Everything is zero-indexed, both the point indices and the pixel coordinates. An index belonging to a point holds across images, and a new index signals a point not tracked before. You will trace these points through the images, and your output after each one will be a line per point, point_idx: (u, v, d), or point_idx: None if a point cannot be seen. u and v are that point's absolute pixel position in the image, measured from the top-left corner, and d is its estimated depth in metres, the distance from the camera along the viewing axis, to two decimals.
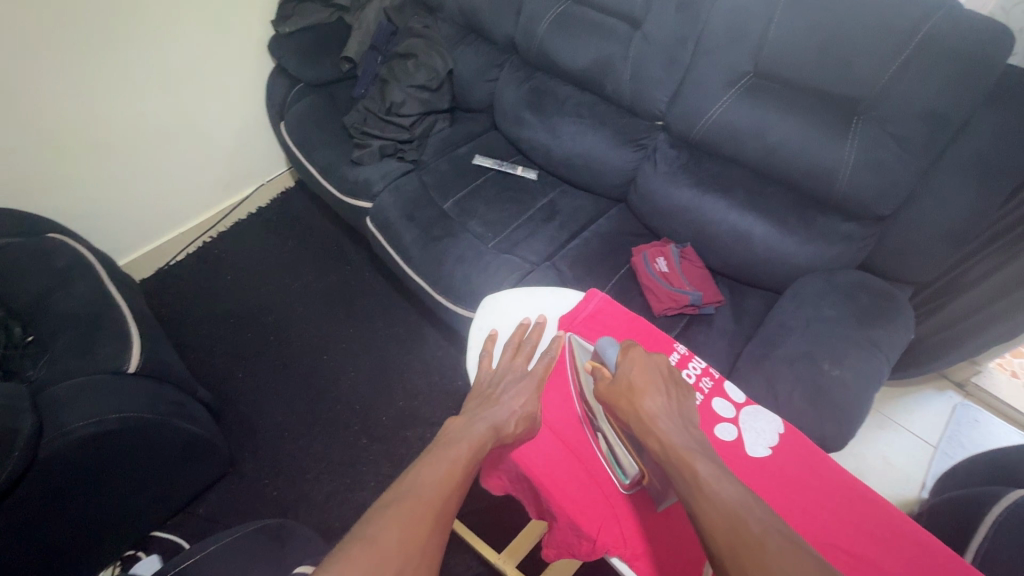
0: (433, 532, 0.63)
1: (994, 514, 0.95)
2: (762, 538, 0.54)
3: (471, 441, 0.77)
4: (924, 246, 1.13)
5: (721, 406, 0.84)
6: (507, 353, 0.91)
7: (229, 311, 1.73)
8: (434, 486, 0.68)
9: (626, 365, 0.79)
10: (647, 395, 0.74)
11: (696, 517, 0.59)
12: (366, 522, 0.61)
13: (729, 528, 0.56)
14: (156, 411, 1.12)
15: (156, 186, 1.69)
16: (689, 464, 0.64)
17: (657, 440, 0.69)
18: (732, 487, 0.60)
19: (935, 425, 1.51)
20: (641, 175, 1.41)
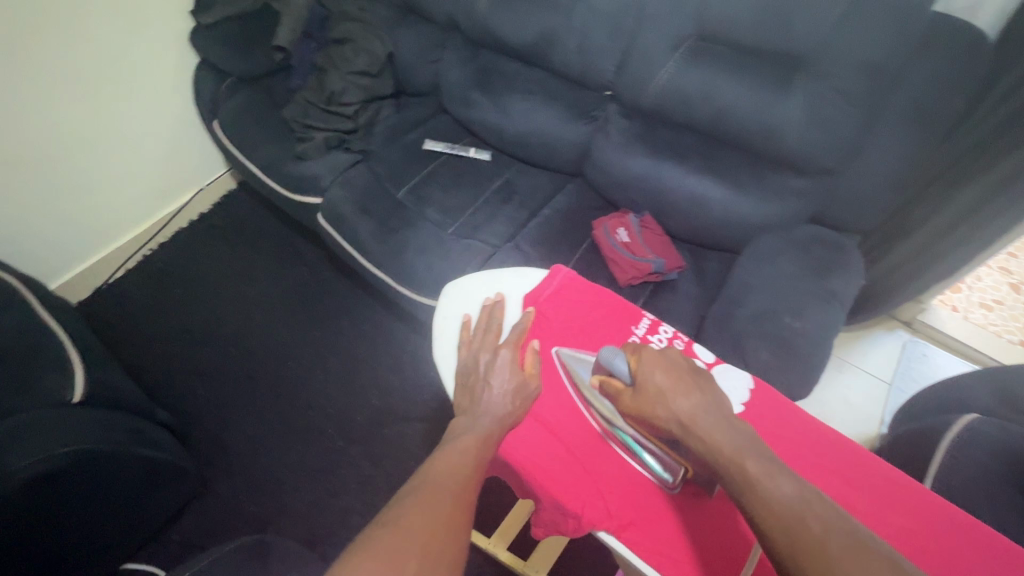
0: (456, 513, 0.62)
1: (946, 441, 1.02)
2: (822, 538, 0.52)
3: (478, 433, 0.74)
4: (870, 195, 1.17)
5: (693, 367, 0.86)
6: (477, 337, 0.89)
7: (181, 325, 1.63)
8: (449, 476, 0.67)
9: (643, 370, 0.72)
10: (678, 397, 0.68)
11: (752, 520, 0.57)
12: (390, 510, 0.61)
13: (789, 530, 0.54)
14: (112, 440, 1.06)
15: (84, 200, 1.57)
16: (737, 461, 0.60)
17: (702, 444, 0.64)
18: (788, 483, 0.58)
19: (888, 363, 1.60)
20: (595, 147, 1.40)
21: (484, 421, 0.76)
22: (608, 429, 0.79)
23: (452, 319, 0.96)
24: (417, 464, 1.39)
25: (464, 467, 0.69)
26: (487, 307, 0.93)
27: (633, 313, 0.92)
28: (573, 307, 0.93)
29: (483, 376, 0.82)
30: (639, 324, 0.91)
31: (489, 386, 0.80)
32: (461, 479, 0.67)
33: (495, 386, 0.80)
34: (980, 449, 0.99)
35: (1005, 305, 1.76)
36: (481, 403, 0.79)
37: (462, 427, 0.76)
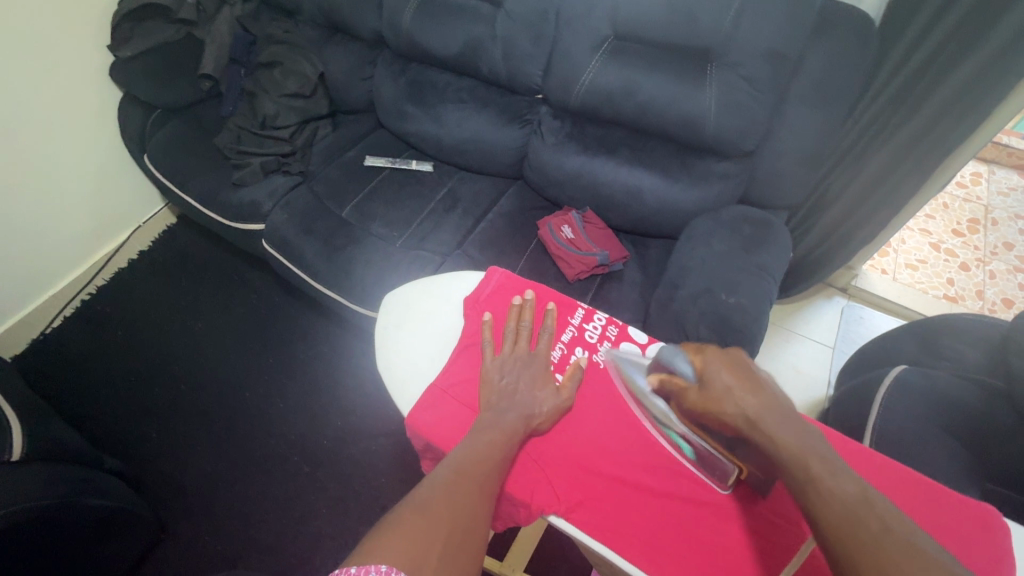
0: (481, 504, 0.63)
1: (880, 394, 1.09)
2: (882, 536, 0.50)
3: (503, 429, 0.73)
4: (790, 173, 1.24)
5: (628, 349, 0.88)
6: (505, 341, 0.86)
7: (128, 369, 1.57)
8: (477, 466, 0.67)
9: (710, 368, 0.68)
10: (747, 393, 0.64)
11: (813, 520, 0.54)
12: (419, 492, 0.61)
13: (849, 533, 0.51)
14: (58, 493, 1.01)
15: (10, 249, 1.50)
16: (801, 458, 0.57)
17: (767, 443, 0.60)
18: (853, 484, 0.54)
19: (830, 328, 1.70)
20: (532, 149, 1.43)
21: (512, 417, 0.75)
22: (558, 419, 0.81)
23: (397, 328, 0.96)
24: (386, 480, 1.38)
25: (480, 477, 0.66)
26: (515, 308, 0.90)
27: (569, 303, 0.94)
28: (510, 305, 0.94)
29: (497, 376, 0.81)
30: (575, 313, 0.93)
31: (516, 390, 0.79)
32: (477, 492, 0.64)
33: (524, 387, 0.80)
34: (909, 398, 1.06)
35: (929, 263, 1.89)
36: (508, 400, 0.78)
37: (487, 421, 0.75)
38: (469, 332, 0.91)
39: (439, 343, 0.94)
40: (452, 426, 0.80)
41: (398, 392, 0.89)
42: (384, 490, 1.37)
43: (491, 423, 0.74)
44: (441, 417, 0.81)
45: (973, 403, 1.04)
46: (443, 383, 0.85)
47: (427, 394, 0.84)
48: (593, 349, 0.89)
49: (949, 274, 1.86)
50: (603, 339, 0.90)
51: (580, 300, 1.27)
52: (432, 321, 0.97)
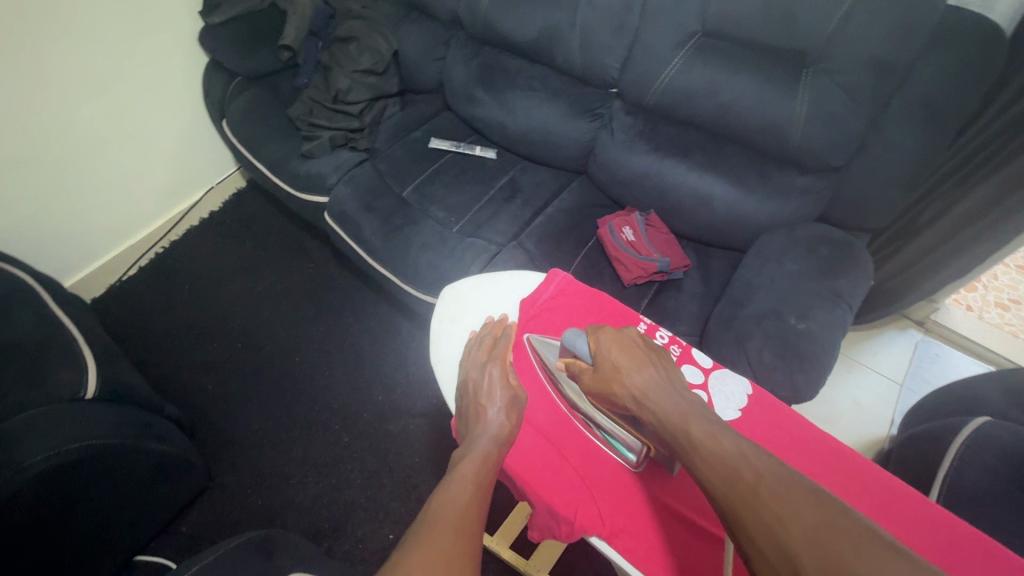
0: (470, 537, 0.60)
1: (956, 445, 1.00)
2: (754, 482, 0.55)
3: (477, 456, 0.73)
4: (879, 194, 1.15)
5: (690, 372, 0.85)
6: (472, 355, 0.89)
7: (192, 322, 1.66)
8: (460, 502, 0.65)
9: (602, 349, 0.79)
10: (633, 371, 0.74)
11: (701, 478, 0.60)
12: (408, 544, 0.57)
13: (726, 491, 0.56)
14: (121, 435, 1.08)
15: (97, 198, 1.60)
16: (683, 424, 0.65)
17: (654, 414, 0.69)
18: (729, 440, 0.61)
19: (899, 363, 1.59)
20: (599, 145, 1.39)
21: (483, 443, 0.75)
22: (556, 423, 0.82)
23: (451, 320, 0.97)
24: (420, 461, 1.41)
25: (462, 520, 0.62)
26: (486, 323, 0.94)
27: (629, 317, 0.93)
28: (570, 312, 0.94)
29: (474, 394, 0.83)
30: (634, 328, 0.91)
31: (483, 410, 0.80)
32: (465, 526, 0.61)
33: (491, 404, 0.80)
34: (989, 453, 0.97)
35: None
36: (478, 425, 0.78)
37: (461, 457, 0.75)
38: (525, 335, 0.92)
39: None
40: None
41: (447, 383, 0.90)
42: (417, 470, 1.39)
43: (466, 456, 0.74)
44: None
45: None
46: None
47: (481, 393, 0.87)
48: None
49: None
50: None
51: (634, 307, 1.23)
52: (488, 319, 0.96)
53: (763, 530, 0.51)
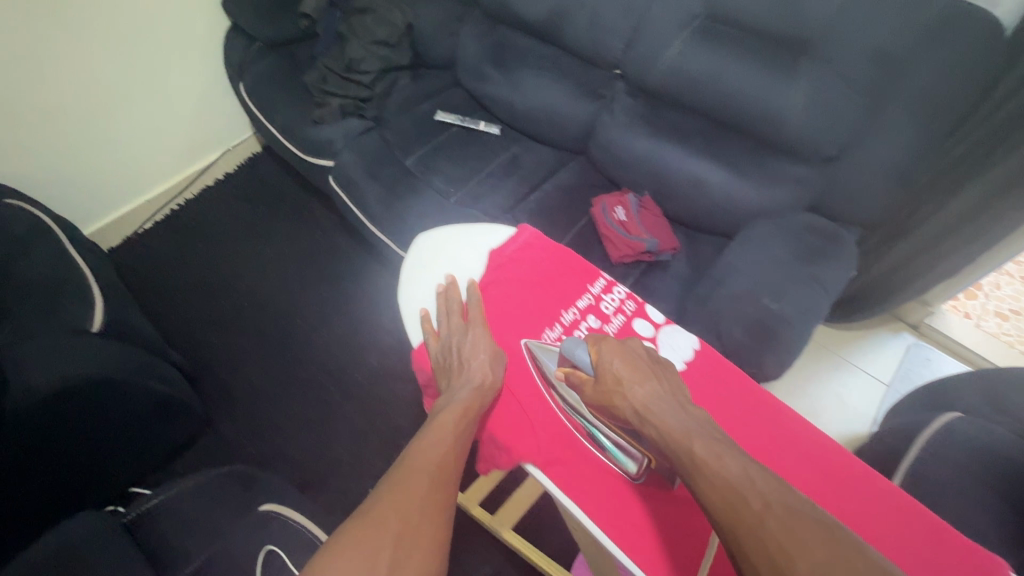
0: (438, 493, 0.65)
1: (924, 436, 1.00)
2: (759, 511, 0.55)
3: (459, 406, 0.78)
4: (871, 189, 1.15)
5: (640, 326, 0.94)
6: (444, 321, 0.93)
7: (200, 277, 1.73)
8: (434, 456, 0.70)
9: (603, 358, 0.79)
10: (635, 385, 0.75)
11: (702, 501, 0.60)
12: (377, 496, 0.63)
13: (727, 513, 0.57)
14: (123, 370, 1.12)
15: (117, 152, 1.67)
16: (686, 443, 0.66)
17: (656, 428, 0.70)
18: (733, 462, 0.61)
19: (889, 364, 1.59)
20: (600, 125, 1.41)
21: (464, 393, 0.81)
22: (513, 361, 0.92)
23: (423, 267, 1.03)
24: (406, 422, 1.46)
25: (424, 466, 0.68)
26: (439, 293, 0.97)
27: (590, 273, 1.00)
28: (534, 264, 1.00)
29: (453, 351, 0.88)
30: (594, 284, 0.99)
31: (461, 364, 0.86)
32: (434, 482, 0.66)
33: (470, 364, 0.85)
34: (957, 448, 0.98)
35: None
36: (456, 378, 0.84)
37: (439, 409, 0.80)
38: (492, 282, 0.98)
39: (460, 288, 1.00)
40: None
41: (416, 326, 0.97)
42: (402, 431, 1.45)
43: (445, 407, 0.80)
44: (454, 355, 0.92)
45: None
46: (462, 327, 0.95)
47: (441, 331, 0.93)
48: (605, 318, 0.95)
49: None
50: (618, 311, 0.96)
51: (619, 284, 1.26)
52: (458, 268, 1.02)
53: (767, 560, 0.52)
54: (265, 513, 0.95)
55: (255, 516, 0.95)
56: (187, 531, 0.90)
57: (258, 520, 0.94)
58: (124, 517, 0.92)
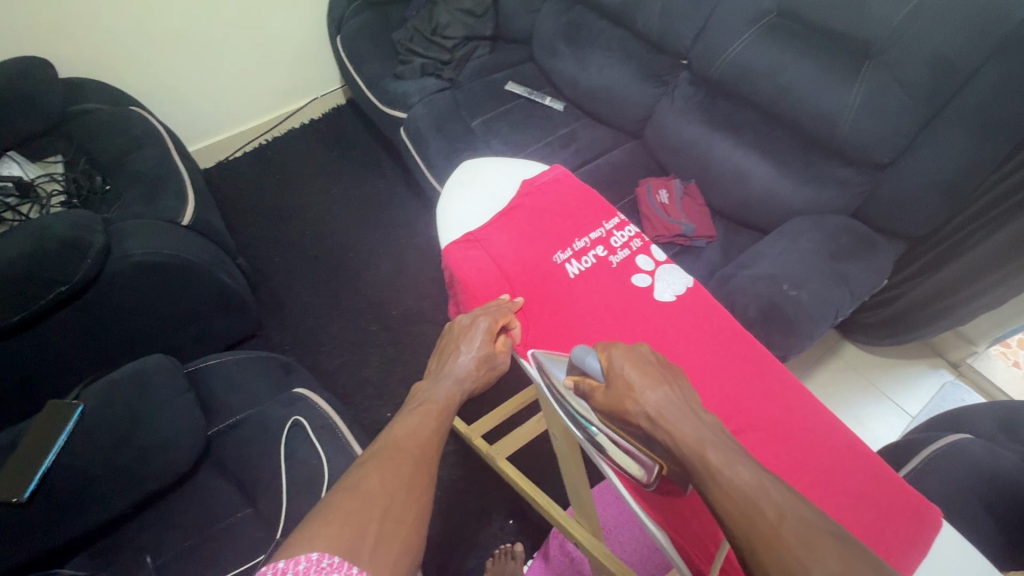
0: (417, 471, 0.62)
1: (933, 448, 1.00)
2: (779, 529, 0.48)
3: (441, 398, 0.76)
4: (918, 200, 1.14)
5: (643, 261, 0.95)
6: (489, 307, 0.88)
7: (273, 204, 1.92)
8: (411, 438, 0.67)
9: (614, 364, 0.69)
10: (647, 389, 0.64)
11: (717, 514, 0.52)
12: (351, 476, 0.59)
13: (744, 525, 0.49)
14: (200, 258, 1.26)
15: (223, 82, 1.89)
16: (699, 449, 0.56)
17: (670, 438, 0.59)
18: (749, 470, 0.53)
19: (919, 396, 1.53)
20: (658, 110, 1.46)
21: (447, 384, 0.78)
22: (519, 267, 0.93)
23: (460, 184, 1.09)
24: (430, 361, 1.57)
25: (414, 450, 0.65)
26: (499, 301, 0.89)
27: (607, 210, 1.01)
28: (559, 196, 1.03)
29: (456, 338, 0.85)
30: (608, 220, 1.00)
31: (456, 352, 0.82)
32: (412, 461, 0.63)
33: (465, 351, 0.82)
34: (959, 465, 0.96)
35: None
36: (447, 365, 0.81)
37: (422, 395, 0.77)
38: (516, 204, 1.00)
39: (488, 205, 1.04)
40: (472, 268, 0.94)
41: (443, 231, 1.03)
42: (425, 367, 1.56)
43: (427, 397, 0.76)
44: (467, 258, 0.95)
45: None
46: (478, 235, 0.97)
47: (462, 237, 0.98)
48: (613, 250, 0.96)
49: None
50: (625, 246, 0.97)
51: None
52: (491, 189, 1.07)
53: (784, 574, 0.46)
54: (296, 395, 1.08)
55: (289, 395, 1.09)
56: (235, 391, 1.07)
57: (292, 398, 1.08)
58: (186, 368, 1.09)
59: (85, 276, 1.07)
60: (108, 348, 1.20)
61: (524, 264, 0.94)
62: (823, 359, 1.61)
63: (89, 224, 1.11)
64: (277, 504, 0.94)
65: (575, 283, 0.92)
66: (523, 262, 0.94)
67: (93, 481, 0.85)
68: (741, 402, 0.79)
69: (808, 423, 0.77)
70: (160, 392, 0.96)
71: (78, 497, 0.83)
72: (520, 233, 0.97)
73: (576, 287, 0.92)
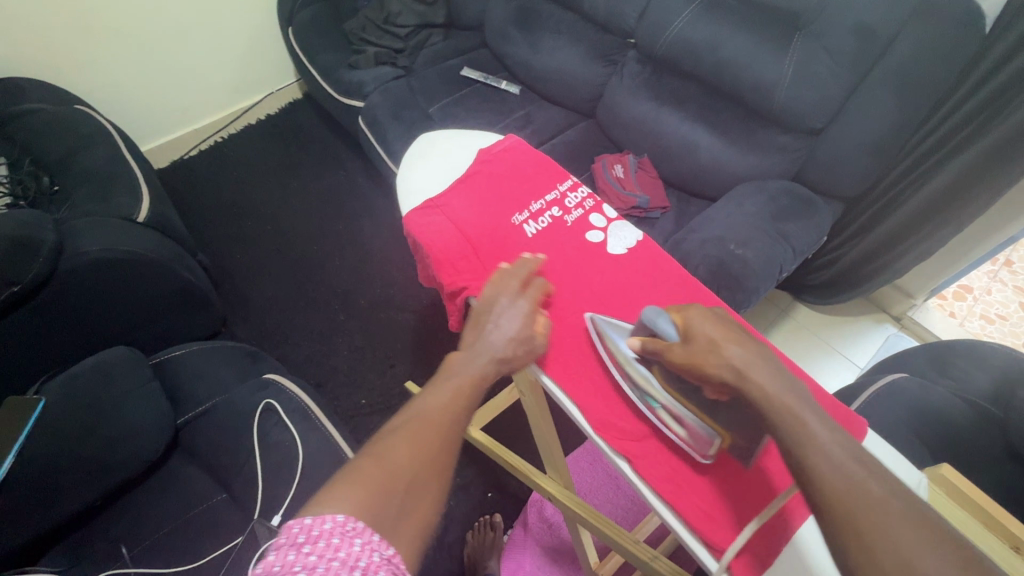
0: (444, 448, 0.60)
1: (871, 388, 1.08)
2: (882, 499, 0.46)
3: (473, 376, 0.70)
4: (851, 161, 1.22)
5: (596, 219, 1.00)
6: (501, 279, 0.84)
7: (232, 201, 1.89)
8: (442, 414, 0.63)
9: (693, 323, 0.67)
10: (732, 345, 0.63)
11: (803, 476, 0.50)
12: (378, 441, 0.59)
13: (843, 486, 0.48)
14: (160, 253, 1.25)
15: (171, 79, 1.85)
16: (791, 409, 0.55)
17: (756, 393, 0.58)
18: (846, 439, 0.52)
19: (866, 349, 1.63)
20: (609, 88, 1.51)
21: (483, 360, 0.72)
22: (479, 229, 0.96)
23: (418, 157, 1.11)
24: (401, 347, 1.58)
25: (444, 421, 0.63)
26: (520, 261, 0.86)
27: (561, 174, 1.05)
28: (515, 162, 1.06)
29: (485, 314, 0.77)
30: (562, 183, 1.04)
31: (489, 328, 0.76)
32: (441, 442, 0.60)
33: (499, 326, 0.76)
34: (896, 401, 1.04)
35: (1009, 321, 1.71)
36: (482, 339, 0.74)
37: (455, 367, 0.71)
38: (474, 172, 1.04)
39: (446, 175, 1.07)
40: (433, 231, 0.96)
41: (403, 203, 1.05)
42: (396, 353, 1.57)
43: (459, 371, 0.71)
44: (428, 223, 0.97)
45: (962, 420, 1.00)
46: (438, 201, 0.99)
47: (423, 204, 1.00)
48: (567, 211, 1.00)
49: None
50: (579, 206, 1.02)
51: None
52: (449, 162, 1.10)
53: (888, 544, 0.44)
54: (265, 380, 1.09)
55: (258, 382, 1.09)
56: (201, 379, 1.08)
57: (261, 384, 1.09)
58: (150, 360, 1.09)
59: (38, 276, 1.06)
60: (65, 348, 1.18)
61: (483, 226, 0.97)
62: (777, 321, 1.70)
63: (37, 222, 1.09)
64: (250, 488, 0.95)
65: (533, 242, 0.96)
66: (483, 224, 0.97)
67: (62, 473, 0.84)
68: None
69: (784, 358, 0.84)
70: (123, 382, 0.96)
71: (46, 490, 0.82)
72: (478, 198, 1.00)
73: (534, 244, 0.95)
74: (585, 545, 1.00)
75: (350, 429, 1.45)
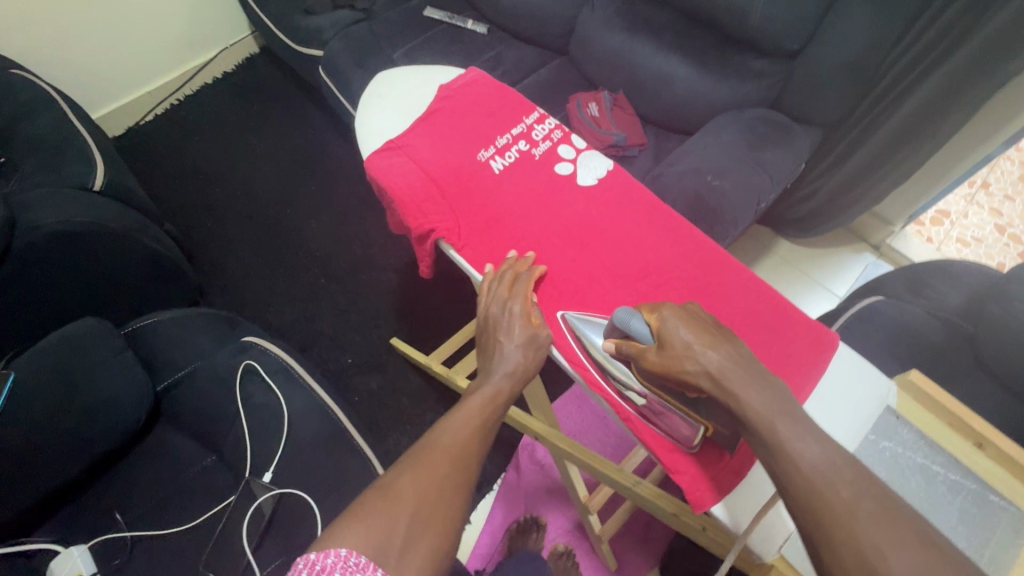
0: (458, 479, 0.58)
1: (848, 312, 1.09)
2: (851, 505, 0.49)
3: (488, 394, 0.68)
4: (830, 85, 1.18)
5: (564, 151, 0.97)
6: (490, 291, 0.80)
7: (196, 167, 1.81)
8: (458, 440, 0.62)
9: (666, 326, 0.65)
10: (707, 348, 0.62)
11: (779, 480, 0.53)
12: (391, 468, 0.58)
13: (813, 490, 0.50)
14: (121, 223, 1.19)
15: (115, 37, 1.72)
16: (767, 419, 0.55)
17: (733, 402, 0.58)
18: (818, 445, 0.53)
19: (844, 278, 1.65)
20: (581, 21, 1.43)
21: (496, 379, 0.70)
22: (444, 167, 0.93)
23: (377, 96, 1.06)
24: (383, 306, 1.56)
25: (461, 450, 0.61)
26: (509, 260, 0.84)
27: (526, 106, 1.01)
28: (478, 96, 1.01)
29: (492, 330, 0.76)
30: (529, 115, 1.00)
31: (499, 343, 0.74)
32: (454, 470, 0.59)
33: (508, 341, 0.74)
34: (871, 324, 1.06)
35: (984, 243, 1.74)
36: (494, 358, 0.73)
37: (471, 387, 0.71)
38: (436, 108, 1.00)
39: (408, 116, 1.03)
40: (395, 171, 0.92)
41: (364, 148, 1.01)
42: (379, 312, 1.55)
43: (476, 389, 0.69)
44: (390, 164, 0.93)
45: (935, 339, 1.02)
46: (399, 141, 0.96)
47: (383, 145, 0.96)
48: (535, 144, 0.98)
49: (1001, 258, 1.71)
50: (546, 138, 0.99)
51: None
52: (411, 103, 1.05)
53: (855, 552, 0.47)
54: (244, 342, 1.07)
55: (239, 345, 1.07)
56: (177, 348, 1.06)
57: (241, 347, 1.07)
58: (122, 331, 1.06)
59: None
60: (28, 323, 1.15)
61: (448, 164, 0.93)
62: (758, 257, 1.70)
63: None
64: (240, 451, 0.96)
65: (501, 178, 0.93)
66: (447, 163, 0.93)
67: (39, 450, 0.83)
68: (656, 267, 0.85)
69: (752, 278, 0.83)
70: (95, 353, 0.93)
71: (24, 464, 0.82)
72: (441, 135, 0.96)
73: (501, 180, 0.93)
74: (573, 479, 1.02)
75: (338, 390, 1.45)
